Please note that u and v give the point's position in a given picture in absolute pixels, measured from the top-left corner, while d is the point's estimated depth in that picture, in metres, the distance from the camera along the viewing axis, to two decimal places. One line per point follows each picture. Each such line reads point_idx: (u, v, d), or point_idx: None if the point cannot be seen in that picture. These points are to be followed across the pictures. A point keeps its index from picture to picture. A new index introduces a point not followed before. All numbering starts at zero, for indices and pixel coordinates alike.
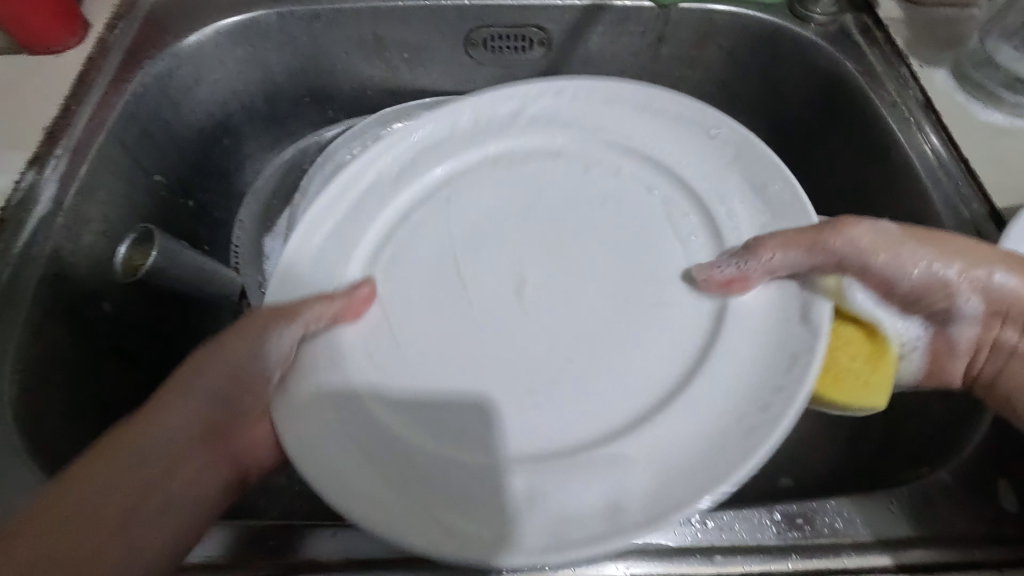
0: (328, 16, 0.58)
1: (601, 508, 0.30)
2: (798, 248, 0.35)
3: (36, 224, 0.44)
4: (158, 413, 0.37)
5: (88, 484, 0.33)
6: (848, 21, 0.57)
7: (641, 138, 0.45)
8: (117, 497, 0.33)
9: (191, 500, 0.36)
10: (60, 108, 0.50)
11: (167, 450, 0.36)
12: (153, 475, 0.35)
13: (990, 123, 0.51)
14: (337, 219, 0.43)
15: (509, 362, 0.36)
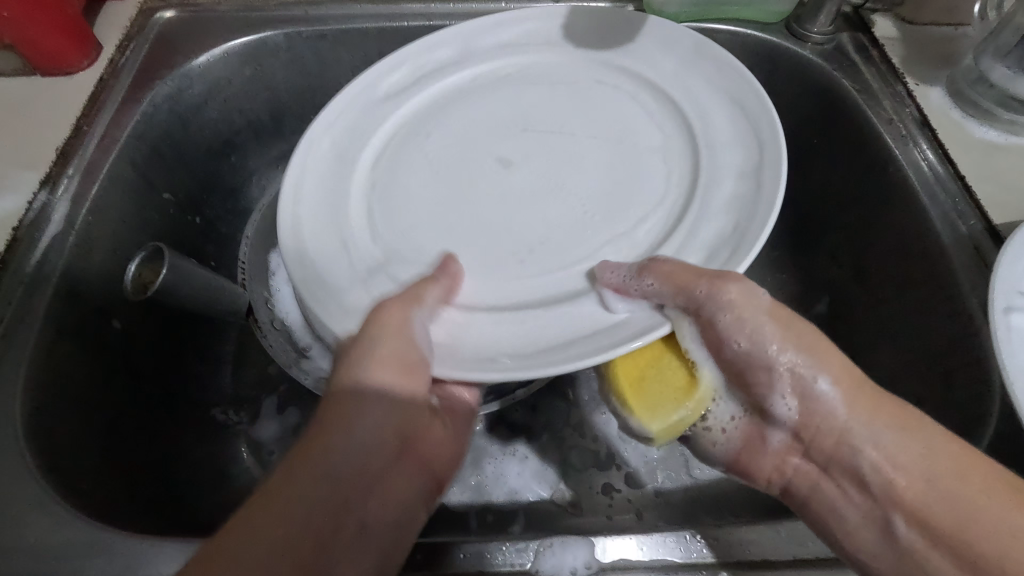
0: (334, 36, 0.60)
1: (551, 339, 0.36)
2: (672, 284, 0.35)
3: (48, 243, 0.45)
4: (331, 429, 0.37)
5: (313, 487, 0.35)
6: (845, 40, 0.58)
7: (636, 62, 0.50)
8: (337, 500, 0.35)
9: (385, 511, 0.37)
10: (72, 129, 0.51)
11: (366, 449, 0.37)
12: (362, 474, 0.37)
13: (986, 139, 0.52)
14: (323, 141, 0.47)
15: (527, 304, 0.38)
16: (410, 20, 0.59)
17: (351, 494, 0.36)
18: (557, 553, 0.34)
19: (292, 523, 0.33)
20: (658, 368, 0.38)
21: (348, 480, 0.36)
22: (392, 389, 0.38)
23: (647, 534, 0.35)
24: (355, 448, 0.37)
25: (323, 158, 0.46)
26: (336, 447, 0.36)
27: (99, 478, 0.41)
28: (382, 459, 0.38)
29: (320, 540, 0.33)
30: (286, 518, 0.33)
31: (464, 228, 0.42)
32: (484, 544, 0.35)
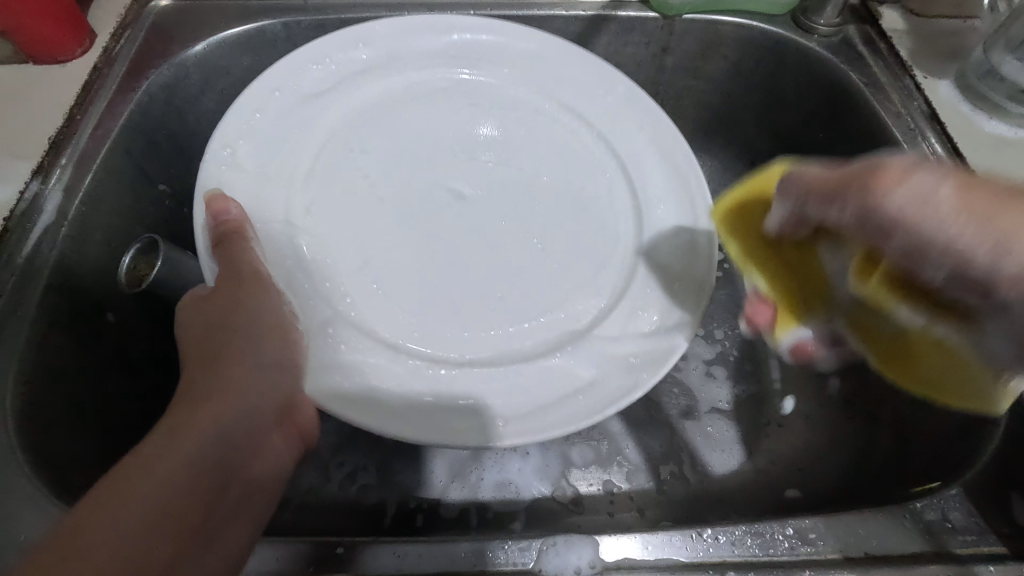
0: (333, 26, 0.59)
1: (535, 399, 0.38)
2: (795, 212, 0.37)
3: (40, 234, 0.44)
4: (224, 368, 0.35)
5: (182, 446, 0.31)
6: (852, 32, 0.57)
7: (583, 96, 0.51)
8: (218, 470, 0.31)
9: (264, 467, 0.34)
10: (65, 117, 0.50)
11: (252, 422, 0.34)
12: (242, 440, 0.33)
13: (996, 134, 0.51)
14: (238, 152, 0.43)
15: (442, 308, 0.41)
16: (411, 10, 0.58)
17: (230, 472, 0.32)
18: (561, 552, 0.34)
19: (161, 480, 0.29)
20: (955, 368, 0.37)
21: (230, 447, 0.33)
22: (289, 355, 0.36)
23: (652, 533, 0.34)
24: (235, 419, 0.34)
25: (246, 159, 0.43)
26: (220, 414, 0.33)
27: (90, 474, 0.40)
28: (269, 423, 0.35)
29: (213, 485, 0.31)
30: (155, 479, 0.29)
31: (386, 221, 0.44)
32: (485, 543, 0.34)
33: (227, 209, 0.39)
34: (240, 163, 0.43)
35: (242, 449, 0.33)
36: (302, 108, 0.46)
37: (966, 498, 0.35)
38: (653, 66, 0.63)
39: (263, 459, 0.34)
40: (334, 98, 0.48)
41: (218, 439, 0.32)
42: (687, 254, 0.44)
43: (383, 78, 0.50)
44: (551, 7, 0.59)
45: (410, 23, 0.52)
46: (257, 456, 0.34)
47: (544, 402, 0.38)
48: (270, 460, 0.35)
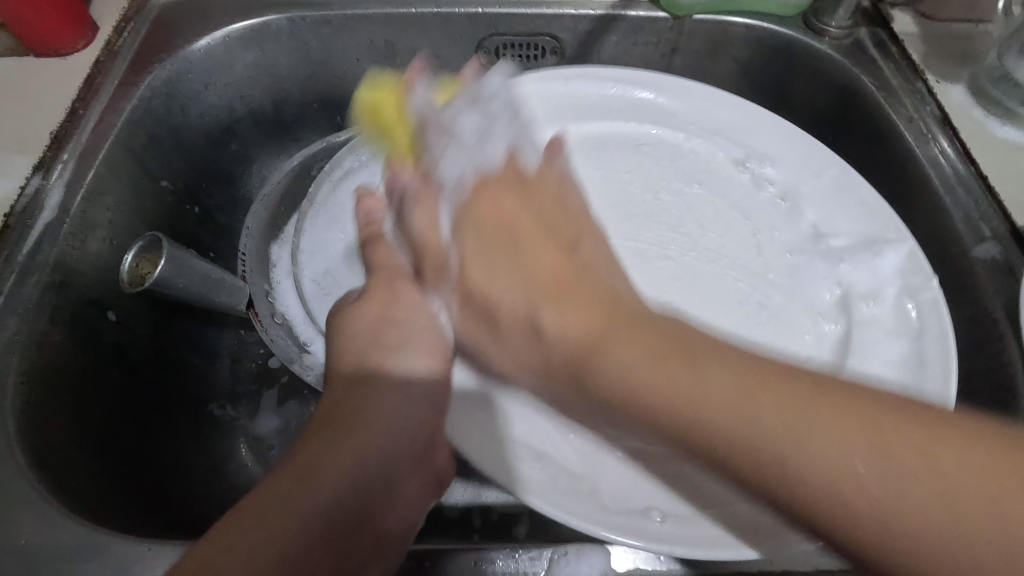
0: (339, 22, 0.58)
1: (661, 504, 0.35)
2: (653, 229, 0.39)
3: (40, 231, 0.43)
4: (363, 412, 0.37)
5: (332, 477, 0.33)
6: (864, 34, 0.57)
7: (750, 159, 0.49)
8: (361, 499, 0.33)
9: (394, 508, 0.35)
10: (67, 112, 0.49)
11: (393, 456, 0.36)
12: (387, 473, 0.35)
13: (1008, 139, 0.50)
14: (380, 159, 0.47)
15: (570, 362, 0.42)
16: (418, 7, 0.58)
17: (372, 509, 0.34)
18: (573, 561, 0.33)
19: (315, 508, 0.31)
20: None
21: (372, 486, 0.34)
22: (427, 394, 0.38)
23: None
24: (381, 449, 0.36)
25: (385, 167, 0.47)
26: (361, 446, 0.35)
27: (92, 477, 0.40)
28: (410, 458, 0.37)
29: (355, 520, 0.33)
30: (288, 511, 0.31)
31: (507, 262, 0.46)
32: (496, 551, 0.34)
33: (376, 208, 0.44)
34: (382, 172, 0.47)
35: (375, 497, 0.34)
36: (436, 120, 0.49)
37: None
38: (661, 67, 0.62)
39: (398, 503, 0.36)
40: None
41: (364, 469, 0.34)
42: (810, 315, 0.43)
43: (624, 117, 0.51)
44: (559, 6, 0.58)
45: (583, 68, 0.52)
46: (395, 500, 0.36)
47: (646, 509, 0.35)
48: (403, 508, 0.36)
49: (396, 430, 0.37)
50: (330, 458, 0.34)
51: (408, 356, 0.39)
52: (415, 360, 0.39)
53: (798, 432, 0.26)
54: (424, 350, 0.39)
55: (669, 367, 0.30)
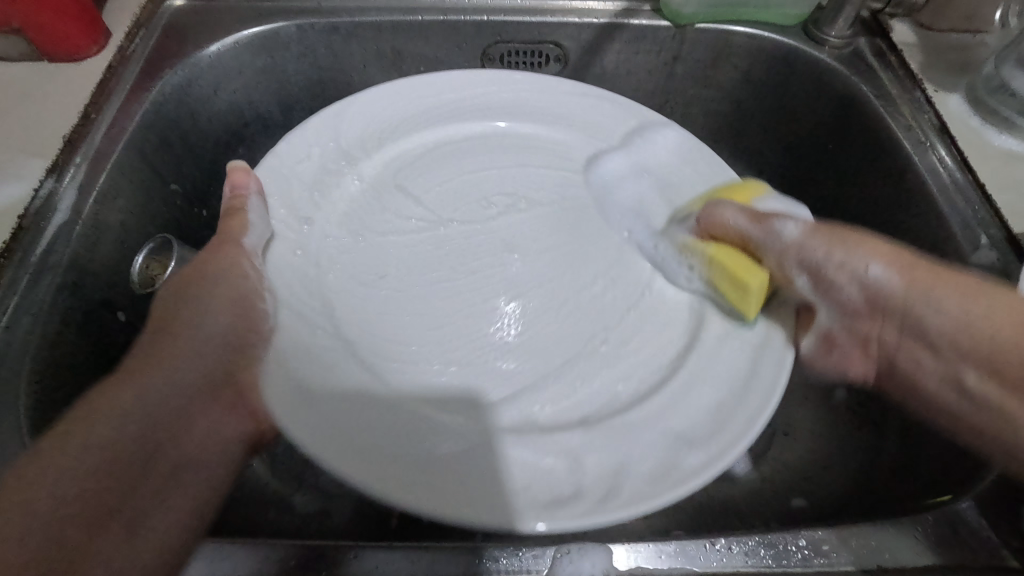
0: (347, 29, 0.59)
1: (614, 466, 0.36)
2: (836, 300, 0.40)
3: (54, 231, 0.44)
4: (181, 336, 0.40)
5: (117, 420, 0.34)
6: (863, 44, 0.58)
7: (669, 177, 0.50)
8: (164, 429, 0.35)
9: (198, 438, 0.37)
10: (81, 116, 0.50)
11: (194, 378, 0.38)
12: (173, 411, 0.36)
13: (1004, 148, 0.51)
14: (433, 106, 0.53)
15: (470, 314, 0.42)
16: (424, 15, 0.59)
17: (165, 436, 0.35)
18: (575, 560, 0.33)
19: (107, 436, 0.33)
20: None
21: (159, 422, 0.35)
22: (220, 302, 0.41)
23: (665, 542, 0.34)
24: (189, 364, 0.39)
25: (401, 99, 0.53)
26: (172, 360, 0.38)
27: None
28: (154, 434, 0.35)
29: (153, 439, 0.34)
30: (93, 426, 0.33)
31: (420, 249, 0.45)
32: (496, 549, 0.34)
33: (245, 183, 0.44)
34: (391, 96, 0.52)
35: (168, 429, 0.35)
36: (434, 110, 0.53)
37: (979, 512, 0.36)
38: (663, 75, 0.63)
39: (185, 436, 0.36)
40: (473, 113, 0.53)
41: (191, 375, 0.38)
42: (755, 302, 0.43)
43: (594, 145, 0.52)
44: (564, 14, 0.59)
45: (507, 75, 0.55)
46: (183, 437, 0.36)
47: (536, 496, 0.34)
48: (196, 446, 0.36)
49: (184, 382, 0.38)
50: (144, 379, 0.36)
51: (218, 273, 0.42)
52: (221, 272, 0.42)
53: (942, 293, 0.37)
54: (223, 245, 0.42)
55: (979, 324, 0.35)
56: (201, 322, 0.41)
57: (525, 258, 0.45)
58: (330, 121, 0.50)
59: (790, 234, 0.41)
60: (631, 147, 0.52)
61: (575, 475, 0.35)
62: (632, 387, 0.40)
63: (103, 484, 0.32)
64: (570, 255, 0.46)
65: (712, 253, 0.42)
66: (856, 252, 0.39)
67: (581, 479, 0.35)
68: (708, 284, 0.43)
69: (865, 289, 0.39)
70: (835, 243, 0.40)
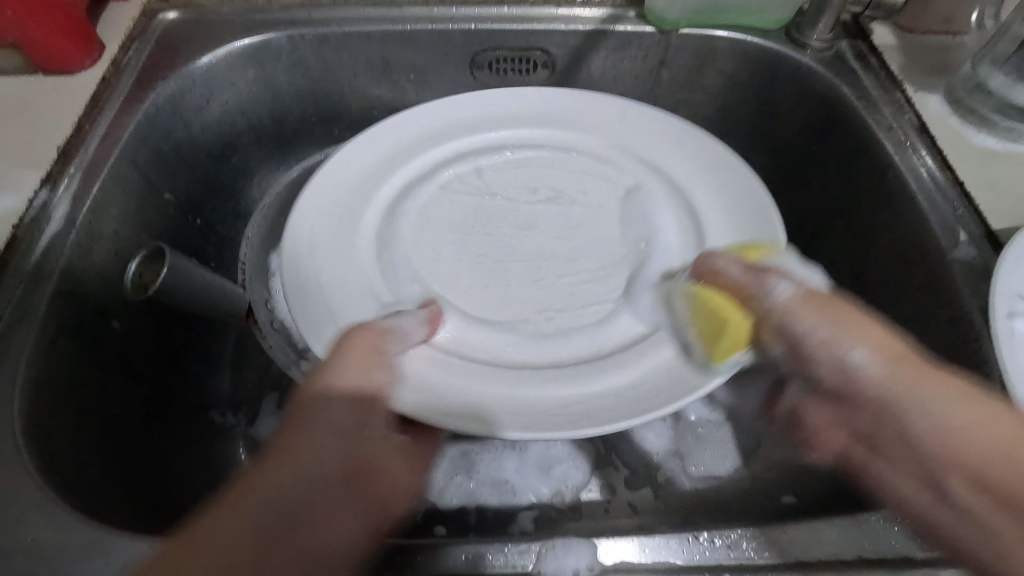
0: (337, 39, 0.60)
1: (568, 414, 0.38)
2: (824, 315, 0.36)
3: (48, 241, 0.45)
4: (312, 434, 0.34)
5: (338, 531, 0.33)
6: (844, 47, 0.59)
7: (673, 168, 0.52)
8: (317, 498, 0.33)
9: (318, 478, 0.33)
10: (74, 128, 0.51)
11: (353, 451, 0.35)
12: (322, 480, 0.33)
13: (983, 146, 0.52)
14: (416, 131, 0.54)
15: (470, 242, 0.48)
16: (412, 24, 0.60)
17: (323, 501, 0.33)
18: (560, 555, 0.34)
19: (253, 526, 0.30)
20: None
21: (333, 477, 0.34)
22: (336, 420, 0.35)
23: (650, 536, 0.35)
24: (330, 450, 0.34)
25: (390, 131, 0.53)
26: (308, 450, 0.34)
27: (90, 476, 0.41)
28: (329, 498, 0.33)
29: (271, 541, 0.30)
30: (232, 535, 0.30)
31: (441, 223, 0.49)
32: (483, 546, 0.35)
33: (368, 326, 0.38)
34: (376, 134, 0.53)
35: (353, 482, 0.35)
36: (436, 141, 0.54)
37: None
38: (650, 80, 0.65)
39: (376, 484, 0.36)
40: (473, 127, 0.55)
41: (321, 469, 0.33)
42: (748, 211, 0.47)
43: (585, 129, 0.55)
44: (550, 22, 0.60)
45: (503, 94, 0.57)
46: (375, 480, 0.36)
47: (595, 410, 0.38)
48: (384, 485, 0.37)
49: (350, 454, 0.35)
50: (276, 487, 0.32)
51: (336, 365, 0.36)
52: (342, 366, 0.36)
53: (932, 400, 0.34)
54: (353, 360, 0.36)
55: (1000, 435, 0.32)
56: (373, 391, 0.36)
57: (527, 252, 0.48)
58: (316, 186, 0.48)
59: (783, 294, 0.37)
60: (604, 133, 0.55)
61: (588, 410, 0.38)
62: (619, 330, 0.43)
63: (257, 551, 0.30)
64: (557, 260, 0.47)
65: (695, 290, 0.40)
66: (845, 332, 0.36)
67: (625, 410, 0.38)
68: (689, 323, 0.40)
69: (833, 370, 0.37)
70: (818, 312, 0.36)
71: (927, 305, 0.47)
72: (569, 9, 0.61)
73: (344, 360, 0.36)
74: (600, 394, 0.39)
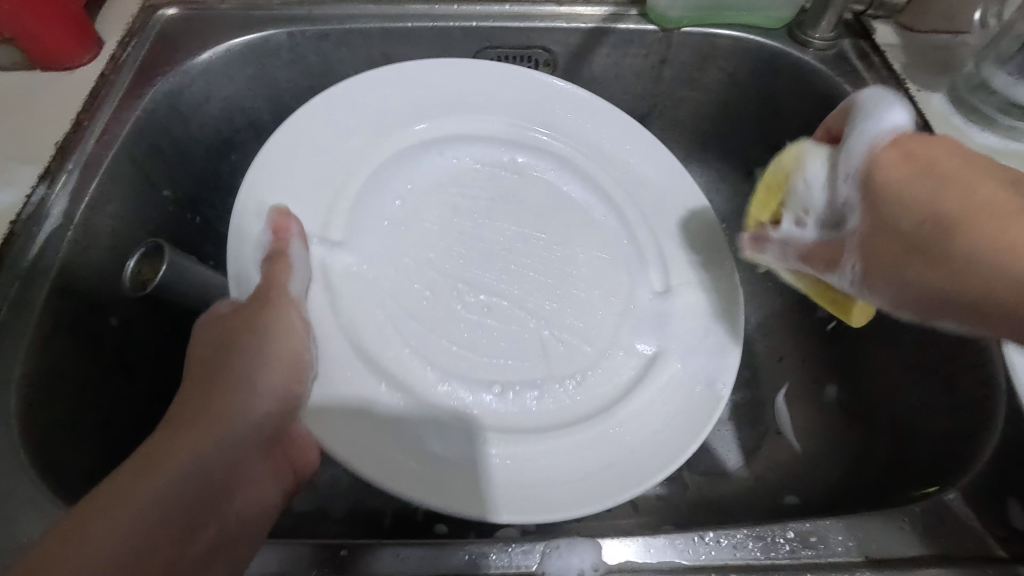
0: (337, 36, 0.60)
1: (567, 466, 0.40)
2: (876, 221, 0.32)
3: (45, 237, 0.44)
4: (210, 411, 0.33)
5: (216, 543, 0.30)
6: (846, 46, 0.59)
7: (618, 162, 0.54)
8: (186, 515, 0.29)
9: (202, 477, 0.30)
10: (72, 123, 0.50)
11: (238, 449, 0.33)
12: (234, 464, 0.32)
13: (987, 145, 0.52)
14: (340, 120, 0.49)
15: (424, 216, 0.49)
16: (413, 21, 0.60)
17: (201, 512, 0.30)
18: (564, 555, 0.34)
19: (137, 521, 0.27)
20: None
21: (208, 486, 0.30)
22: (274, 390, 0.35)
23: (654, 536, 0.35)
24: (221, 447, 0.32)
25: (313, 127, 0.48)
26: (195, 448, 0.31)
27: (87, 476, 0.41)
28: (183, 514, 0.29)
29: (180, 538, 0.29)
30: (119, 517, 0.27)
31: (398, 239, 0.48)
32: (486, 546, 0.34)
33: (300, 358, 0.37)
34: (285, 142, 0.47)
35: (224, 486, 0.31)
36: (370, 139, 0.50)
37: (965, 502, 0.36)
38: (651, 79, 0.64)
39: (241, 493, 0.32)
40: (414, 115, 0.52)
41: (199, 474, 0.30)
42: (685, 211, 0.52)
43: (528, 117, 0.54)
44: (551, 20, 0.60)
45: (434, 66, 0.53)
46: (243, 485, 0.33)
47: (598, 483, 0.39)
48: (252, 501, 0.33)
49: (236, 443, 0.33)
50: (156, 471, 0.29)
51: (267, 359, 0.35)
52: (276, 365, 0.35)
53: (993, 237, 0.28)
54: (280, 356, 0.36)
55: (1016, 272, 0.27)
56: (255, 388, 0.34)
57: (501, 271, 0.48)
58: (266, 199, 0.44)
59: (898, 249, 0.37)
60: (551, 113, 0.55)
61: (589, 485, 0.39)
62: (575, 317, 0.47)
63: (153, 549, 0.28)
64: (521, 265, 0.49)
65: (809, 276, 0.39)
66: (916, 201, 0.30)
67: (632, 463, 0.40)
68: (816, 297, 0.39)
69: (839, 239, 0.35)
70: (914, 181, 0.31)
71: None
72: (571, 7, 0.61)
73: (271, 352, 0.36)
74: (568, 452, 0.40)
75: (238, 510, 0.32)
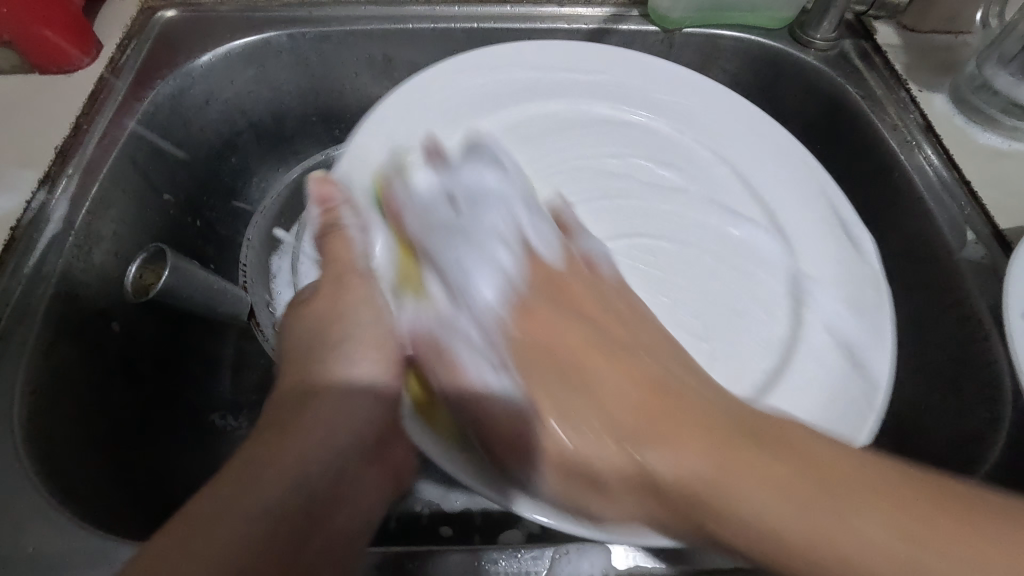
0: (338, 38, 0.59)
1: None
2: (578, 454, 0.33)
3: (47, 242, 0.44)
4: (312, 412, 0.37)
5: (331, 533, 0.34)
6: (848, 46, 0.59)
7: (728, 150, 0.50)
8: (303, 504, 0.33)
9: (319, 472, 0.35)
10: (72, 127, 0.50)
11: (344, 447, 0.37)
12: (338, 462, 0.37)
13: (989, 145, 0.52)
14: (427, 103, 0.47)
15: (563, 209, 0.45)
16: (414, 22, 0.59)
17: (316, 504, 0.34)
18: (573, 559, 0.34)
19: (269, 505, 0.32)
20: None
21: (323, 482, 0.35)
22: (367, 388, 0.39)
23: None
24: (332, 441, 0.36)
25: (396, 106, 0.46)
26: (313, 442, 0.35)
27: (92, 483, 0.40)
28: (304, 505, 0.33)
29: (301, 522, 0.33)
30: (247, 505, 0.31)
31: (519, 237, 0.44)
32: (496, 551, 0.34)
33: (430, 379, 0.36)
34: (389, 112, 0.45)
35: (333, 485, 0.36)
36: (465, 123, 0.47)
37: None
38: None
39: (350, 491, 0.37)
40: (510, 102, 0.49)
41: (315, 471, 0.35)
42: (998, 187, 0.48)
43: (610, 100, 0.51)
44: (552, 21, 0.60)
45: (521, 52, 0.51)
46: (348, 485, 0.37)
47: None
48: (360, 502, 0.38)
49: (345, 443, 0.37)
50: (269, 466, 0.33)
51: (364, 352, 0.39)
52: (370, 358, 0.39)
53: (710, 464, 0.29)
54: (366, 342, 0.39)
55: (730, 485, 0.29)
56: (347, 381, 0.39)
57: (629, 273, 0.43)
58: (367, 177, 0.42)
59: None
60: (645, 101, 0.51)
61: None
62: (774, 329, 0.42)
63: (282, 535, 0.31)
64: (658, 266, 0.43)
65: None
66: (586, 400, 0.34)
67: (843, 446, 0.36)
68: None
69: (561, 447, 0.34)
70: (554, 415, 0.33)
71: (935, 303, 0.47)
72: (571, 7, 0.61)
73: (359, 338, 0.39)
74: None
75: (346, 511, 0.36)
